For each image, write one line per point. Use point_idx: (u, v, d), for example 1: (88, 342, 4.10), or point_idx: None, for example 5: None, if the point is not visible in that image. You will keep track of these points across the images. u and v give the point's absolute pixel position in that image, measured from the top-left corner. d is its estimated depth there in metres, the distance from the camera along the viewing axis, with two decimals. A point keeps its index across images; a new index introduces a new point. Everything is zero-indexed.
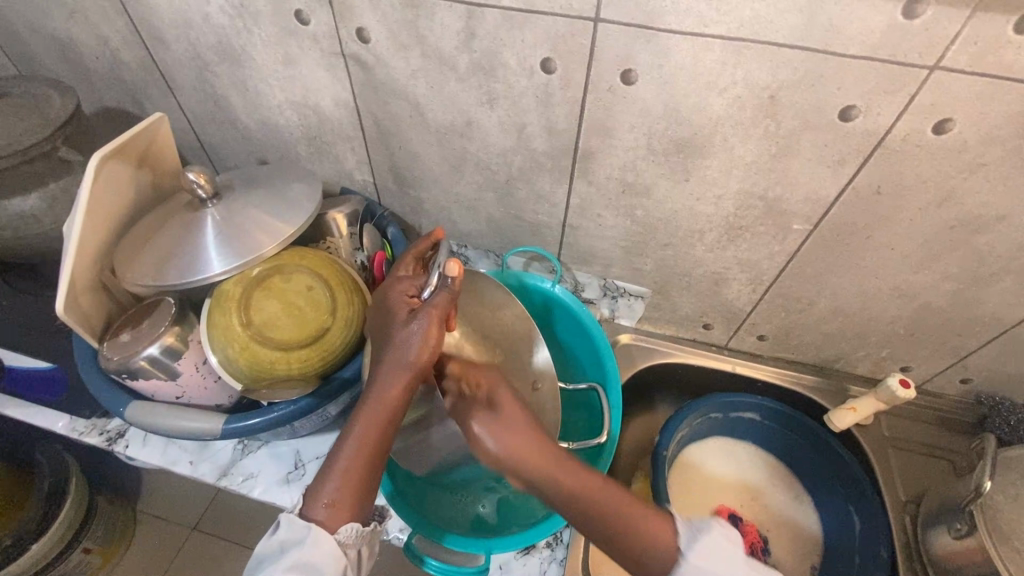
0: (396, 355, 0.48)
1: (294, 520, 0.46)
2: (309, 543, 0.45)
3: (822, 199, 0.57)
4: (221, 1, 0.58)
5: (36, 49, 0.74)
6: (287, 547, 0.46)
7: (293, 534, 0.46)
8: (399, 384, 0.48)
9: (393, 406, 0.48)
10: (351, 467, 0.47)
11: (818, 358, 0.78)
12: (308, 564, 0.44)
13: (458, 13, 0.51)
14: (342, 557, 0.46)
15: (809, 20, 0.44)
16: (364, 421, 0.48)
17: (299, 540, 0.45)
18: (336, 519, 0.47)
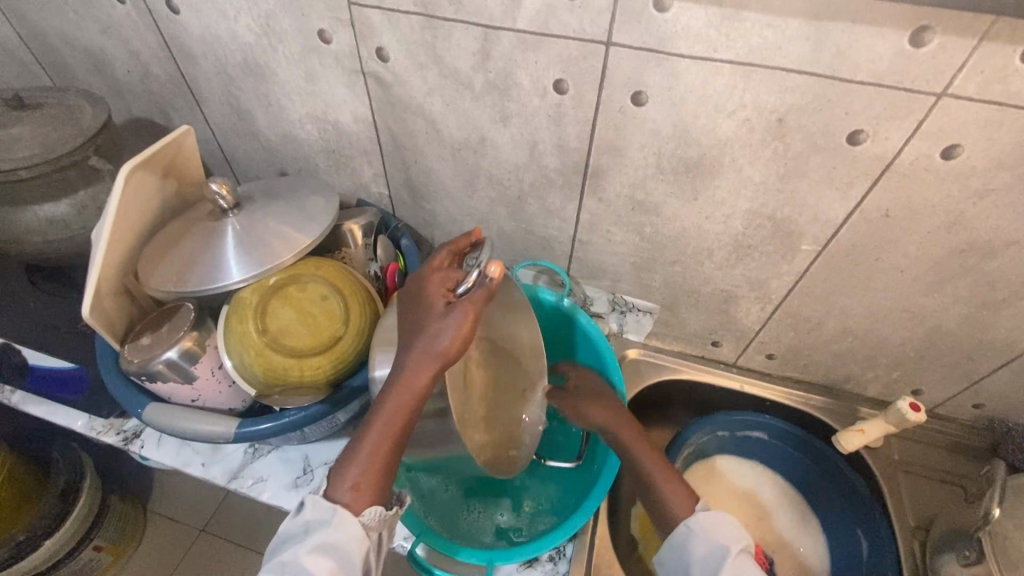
0: (422, 342, 0.49)
1: (319, 502, 0.49)
2: (335, 525, 0.47)
3: (831, 221, 0.57)
4: (248, 20, 0.61)
5: (71, 62, 0.77)
6: (311, 527, 0.48)
7: (318, 514, 0.48)
8: (425, 374, 0.49)
9: (418, 395, 0.49)
10: (376, 450, 0.49)
11: (828, 378, 0.78)
12: (333, 546, 0.47)
13: (474, 35, 0.53)
14: (364, 539, 0.48)
15: (815, 46, 0.45)
16: (389, 407, 0.49)
17: (323, 522, 0.48)
18: (362, 501, 0.49)
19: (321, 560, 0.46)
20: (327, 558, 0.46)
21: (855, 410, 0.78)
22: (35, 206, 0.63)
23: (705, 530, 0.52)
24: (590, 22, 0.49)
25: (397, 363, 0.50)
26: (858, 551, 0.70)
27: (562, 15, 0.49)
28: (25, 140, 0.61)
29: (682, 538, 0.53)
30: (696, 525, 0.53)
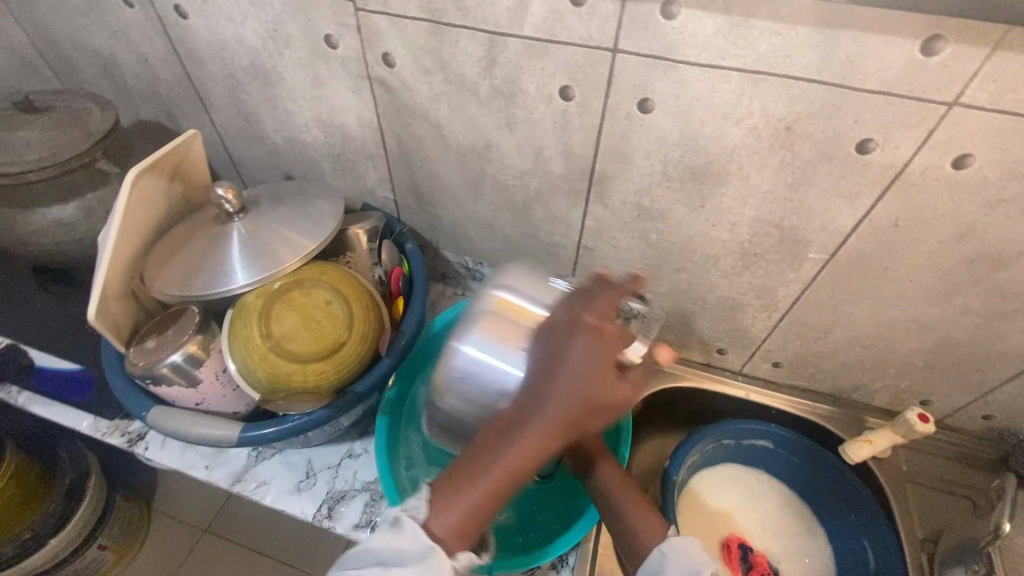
0: (580, 400, 0.44)
1: (419, 532, 0.43)
2: (431, 564, 0.42)
3: (838, 230, 0.57)
4: (255, 25, 0.61)
5: (80, 66, 0.78)
6: (403, 557, 0.43)
7: (413, 544, 0.43)
8: (564, 434, 0.45)
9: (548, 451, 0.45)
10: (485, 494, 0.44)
11: (835, 388, 0.77)
12: None
13: (480, 41, 0.53)
14: None
15: (824, 55, 0.44)
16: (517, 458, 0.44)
17: (418, 556, 0.42)
18: (457, 544, 0.44)
19: None
20: None
21: (861, 419, 0.77)
22: (42, 208, 0.63)
23: (676, 555, 0.50)
24: (596, 29, 0.49)
25: (541, 413, 0.44)
26: (864, 562, 0.70)
27: (569, 22, 0.49)
28: (34, 143, 0.61)
29: (656, 565, 0.51)
30: (670, 551, 0.51)
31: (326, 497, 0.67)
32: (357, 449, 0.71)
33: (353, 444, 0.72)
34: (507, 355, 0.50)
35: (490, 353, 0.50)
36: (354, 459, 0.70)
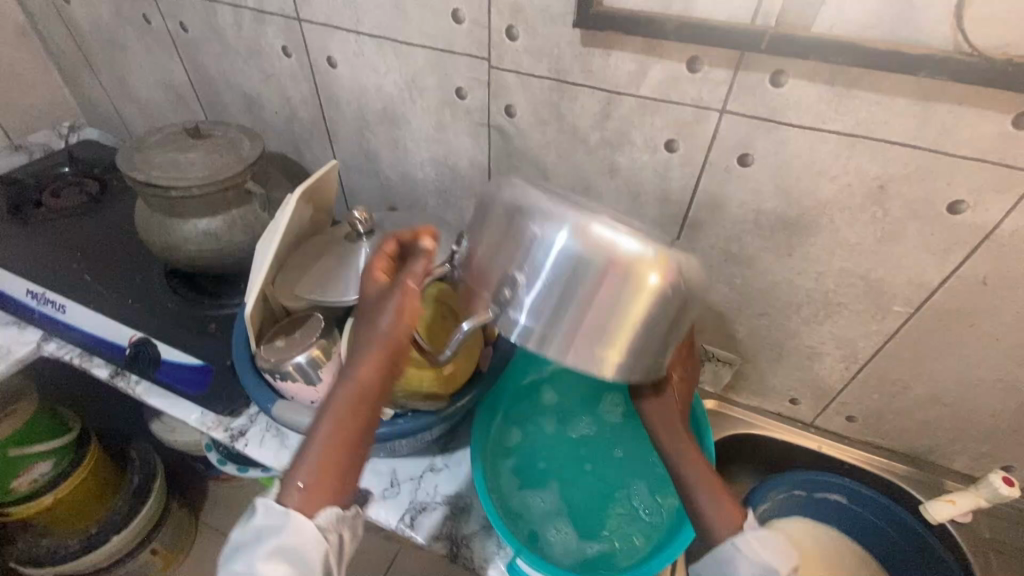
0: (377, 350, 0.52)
1: (271, 508, 0.50)
2: (287, 532, 0.48)
3: (925, 284, 0.60)
4: (396, 76, 0.71)
5: (228, 103, 0.90)
6: (263, 533, 0.49)
7: (270, 521, 0.49)
8: (366, 373, 0.52)
9: (350, 413, 0.51)
10: (331, 454, 0.51)
11: (911, 446, 0.77)
12: (286, 551, 0.48)
13: (599, 98, 0.60)
14: (321, 540, 0.49)
15: (921, 123, 0.50)
16: (337, 402, 0.52)
17: (275, 529, 0.48)
18: (313, 504, 0.50)
19: (276, 566, 0.47)
20: (281, 564, 0.47)
21: (940, 482, 0.77)
22: (195, 220, 0.73)
23: (753, 555, 0.50)
24: (707, 92, 0.55)
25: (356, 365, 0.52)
26: None
27: (683, 86, 0.56)
28: (199, 163, 0.71)
29: (729, 558, 0.52)
30: (746, 548, 0.51)
31: (409, 507, 0.70)
32: (437, 464, 0.74)
33: (434, 458, 0.75)
34: (560, 301, 0.45)
35: (576, 273, 0.44)
36: (435, 472, 0.74)
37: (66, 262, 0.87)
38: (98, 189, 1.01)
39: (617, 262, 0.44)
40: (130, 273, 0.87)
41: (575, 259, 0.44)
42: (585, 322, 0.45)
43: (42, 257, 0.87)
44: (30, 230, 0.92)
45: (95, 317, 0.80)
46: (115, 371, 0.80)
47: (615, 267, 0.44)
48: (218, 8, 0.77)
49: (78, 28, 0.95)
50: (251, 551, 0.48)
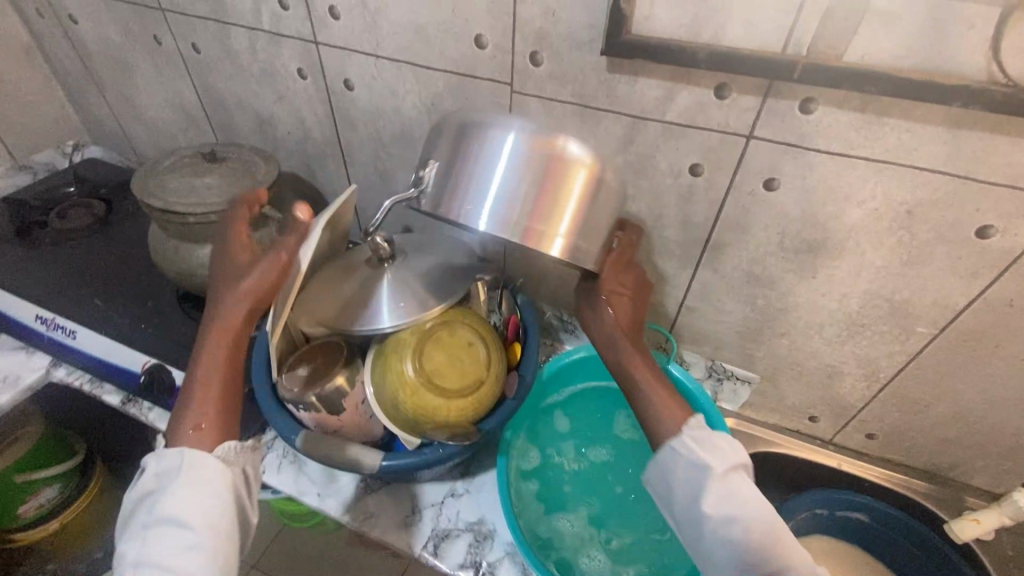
0: (241, 295, 0.56)
1: (167, 452, 0.50)
2: (185, 465, 0.49)
3: (950, 305, 0.60)
4: (414, 99, 0.70)
5: (239, 123, 0.89)
6: (163, 475, 0.49)
7: (168, 463, 0.49)
8: (230, 315, 0.56)
9: (218, 352, 0.55)
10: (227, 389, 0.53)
11: (931, 463, 0.77)
12: (186, 484, 0.48)
13: (622, 122, 0.60)
14: (224, 468, 0.50)
15: (952, 150, 0.50)
16: (206, 346, 0.55)
17: (176, 468, 0.49)
18: (211, 440, 0.51)
19: (177, 501, 0.47)
20: (181, 499, 0.47)
21: (960, 499, 0.77)
22: (212, 246, 0.72)
23: (689, 453, 0.51)
24: (735, 118, 0.55)
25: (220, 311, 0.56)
26: None
27: (710, 111, 0.56)
28: (215, 188, 0.70)
29: (668, 461, 0.52)
30: (682, 448, 0.51)
31: (432, 534, 0.70)
32: (459, 489, 0.74)
33: (455, 483, 0.75)
34: (513, 185, 0.48)
35: (529, 167, 0.48)
36: (458, 497, 0.73)
37: (75, 287, 0.85)
38: (104, 210, 0.99)
39: (558, 156, 0.48)
40: (140, 297, 0.85)
41: (524, 155, 0.48)
42: (534, 208, 0.48)
43: (49, 282, 0.86)
44: (36, 252, 0.90)
45: (102, 343, 0.78)
46: (126, 398, 0.78)
47: (555, 161, 0.48)
48: (231, 30, 0.76)
49: (84, 47, 0.94)
50: (154, 498, 0.48)
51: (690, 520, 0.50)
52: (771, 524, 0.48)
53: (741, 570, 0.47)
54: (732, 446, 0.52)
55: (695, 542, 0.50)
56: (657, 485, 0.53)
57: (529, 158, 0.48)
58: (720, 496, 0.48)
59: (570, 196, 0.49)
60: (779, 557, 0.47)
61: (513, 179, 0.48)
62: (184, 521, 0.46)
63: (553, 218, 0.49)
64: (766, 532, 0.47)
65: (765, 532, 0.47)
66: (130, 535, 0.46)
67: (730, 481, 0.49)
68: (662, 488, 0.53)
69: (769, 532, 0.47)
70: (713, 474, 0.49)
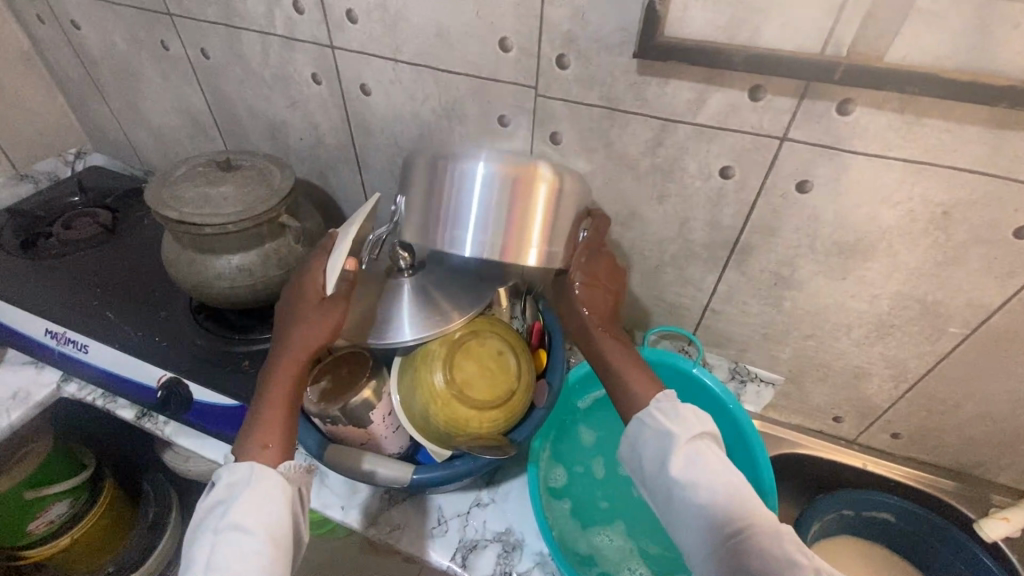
0: (311, 313, 0.56)
1: (235, 466, 0.50)
2: (255, 479, 0.49)
3: (984, 306, 0.59)
4: (434, 103, 0.69)
5: (249, 129, 0.87)
6: (231, 487, 0.49)
7: (236, 476, 0.49)
8: (303, 333, 0.56)
9: (291, 370, 0.55)
10: (281, 404, 0.54)
11: (957, 462, 0.77)
12: (257, 496, 0.48)
13: (651, 125, 0.59)
14: (288, 485, 0.50)
15: (992, 151, 0.49)
16: (279, 365, 0.55)
17: (245, 481, 0.49)
18: (275, 456, 0.51)
19: (249, 512, 0.47)
20: (252, 510, 0.47)
21: (986, 497, 0.77)
22: (228, 256, 0.70)
23: (655, 423, 0.54)
24: (768, 120, 0.54)
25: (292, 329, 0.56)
26: None
27: (743, 113, 0.55)
28: (232, 197, 0.68)
29: (636, 433, 0.55)
30: (649, 419, 0.55)
31: (459, 545, 0.68)
32: (485, 498, 0.73)
33: (480, 492, 0.73)
34: (483, 213, 0.52)
35: (498, 192, 0.51)
36: (485, 507, 0.72)
37: (85, 298, 0.84)
38: (110, 218, 0.97)
39: (523, 175, 0.51)
40: (152, 308, 0.84)
41: (492, 181, 0.51)
42: (510, 228, 0.52)
43: (59, 294, 0.84)
44: (43, 263, 0.88)
45: (117, 356, 0.76)
46: (140, 412, 0.78)
47: (520, 182, 0.51)
48: (243, 34, 0.74)
49: (87, 53, 0.92)
50: (222, 506, 0.48)
51: (660, 489, 0.53)
52: (736, 483, 0.49)
53: (706, 533, 0.48)
54: (699, 417, 0.54)
55: (665, 509, 0.52)
56: (631, 460, 0.56)
57: (495, 185, 0.51)
58: (684, 460, 0.51)
59: (541, 212, 0.52)
60: (747, 514, 0.48)
61: (484, 207, 0.52)
62: (255, 531, 0.46)
63: (527, 235, 0.52)
64: (731, 494, 0.49)
65: (730, 495, 0.48)
66: (199, 543, 0.46)
67: (694, 447, 0.52)
68: (635, 461, 0.56)
69: (735, 492, 0.49)
70: (676, 439, 0.52)
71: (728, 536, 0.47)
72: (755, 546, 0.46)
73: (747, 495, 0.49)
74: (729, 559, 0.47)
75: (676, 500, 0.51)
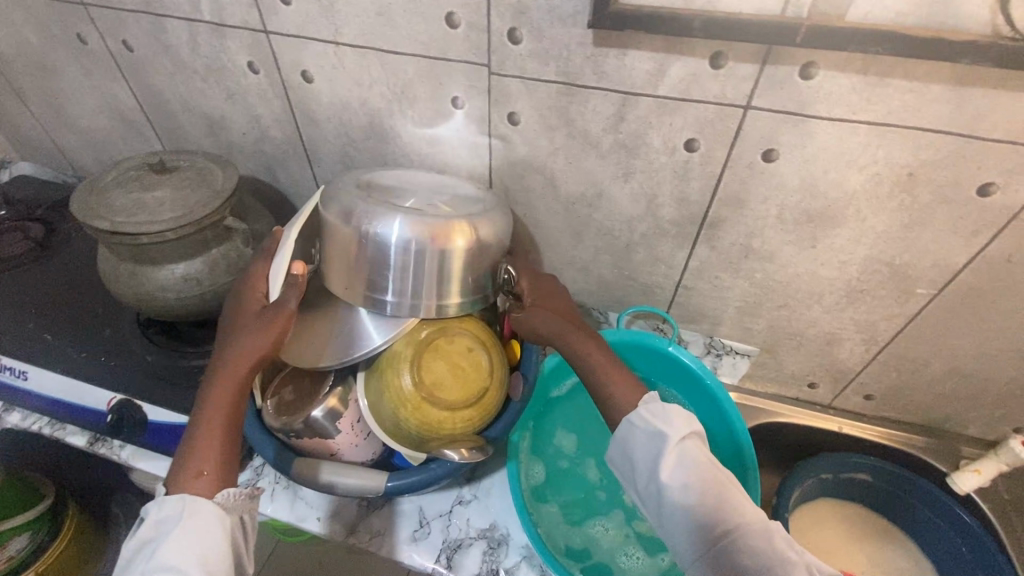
0: (252, 326, 0.54)
1: (165, 498, 0.46)
2: (186, 512, 0.45)
3: (950, 266, 0.60)
4: (382, 88, 0.65)
5: (187, 126, 0.81)
6: (162, 523, 0.45)
7: (167, 510, 0.46)
8: (240, 346, 0.52)
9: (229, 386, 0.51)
10: (218, 427, 0.50)
11: (927, 418, 0.79)
12: (189, 529, 0.44)
13: (612, 100, 0.57)
14: (224, 516, 0.47)
15: (955, 109, 0.48)
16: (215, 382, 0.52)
17: (177, 514, 0.45)
18: (209, 486, 0.48)
19: (181, 548, 0.43)
20: (184, 545, 0.43)
21: (957, 449, 0.79)
22: (172, 264, 0.65)
23: (645, 425, 0.51)
24: (731, 88, 0.52)
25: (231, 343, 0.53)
26: None
27: (704, 82, 0.53)
28: (168, 202, 0.63)
29: (625, 434, 0.52)
30: (639, 420, 0.52)
31: (443, 546, 0.66)
32: (467, 496, 0.71)
33: (461, 490, 0.72)
34: (401, 275, 0.56)
35: (415, 254, 0.55)
36: (467, 505, 0.70)
37: (20, 321, 0.77)
38: (43, 232, 0.90)
39: (437, 238, 0.54)
40: (96, 326, 0.78)
41: (406, 245, 0.54)
42: (429, 282, 0.56)
43: None
44: None
45: (59, 380, 0.71)
46: (93, 438, 0.71)
47: (434, 246, 0.55)
48: (166, 23, 0.68)
49: None
50: (153, 546, 0.44)
51: (648, 490, 0.50)
52: (726, 485, 0.47)
53: (693, 536, 0.46)
54: (689, 415, 0.52)
55: (652, 512, 0.50)
56: (618, 461, 0.53)
57: (411, 249, 0.54)
58: (675, 464, 0.48)
59: (456, 268, 0.56)
60: (734, 518, 0.46)
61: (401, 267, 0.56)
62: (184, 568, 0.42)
63: (445, 289, 0.57)
64: (722, 497, 0.47)
65: (720, 497, 0.47)
66: None
67: (685, 449, 0.49)
68: (620, 460, 0.53)
69: (725, 494, 0.47)
70: (668, 439, 0.49)
71: (714, 539, 0.46)
72: (744, 548, 0.44)
73: (737, 499, 0.47)
74: (715, 560, 0.45)
75: (664, 503, 0.48)
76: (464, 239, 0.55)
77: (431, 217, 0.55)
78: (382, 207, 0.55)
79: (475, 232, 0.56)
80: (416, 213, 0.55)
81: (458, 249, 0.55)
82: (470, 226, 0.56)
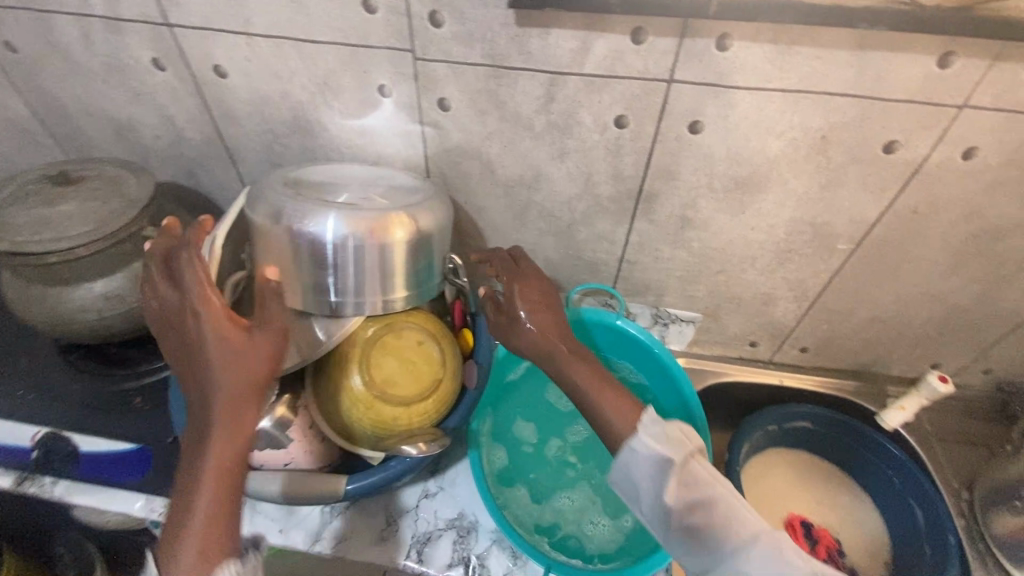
0: (233, 366, 0.45)
1: None
2: None
3: (865, 221, 0.64)
4: (304, 79, 0.62)
5: (91, 132, 0.75)
6: None
7: None
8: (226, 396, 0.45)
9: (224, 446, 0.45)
10: (220, 496, 0.45)
11: (856, 364, 0.85)
12: None
13: (540, 81, 0.57)
14: None
15: (858, 73, 0.51)
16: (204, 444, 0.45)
17: None
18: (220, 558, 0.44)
19: None
20: None
21: (883, 390, 0.86)
22: (88, 282, 0.60)
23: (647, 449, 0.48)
24: (653, 63, 0.53)
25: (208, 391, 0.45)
26: (913, 518, 0.77)
27: (627, 58, 0.54)
28: (75, 216, 0.58)
29: (626, 460, 0.49)
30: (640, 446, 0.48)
31: (413, 541, 0.66)
32: (433, 489, 0.71)
33: (426, 483, 0.71)
34: (341, 273, 0.54)
35: (354, 251, 0.53)
36: (434, 498, 0.70)
37: None
38: None
39: (375, 232, 0.53)
40: (10, 359, 0.72)
41: (344, 243, 0.53)
42: (372, 279, 0.55)
43: None
44: None
45: None
46: (20, 477, 0.64)
47: (372, 241, 0.53)
48: (53, 19, 0.62)
49: None
50: None
51: (654, 515, 0.48)
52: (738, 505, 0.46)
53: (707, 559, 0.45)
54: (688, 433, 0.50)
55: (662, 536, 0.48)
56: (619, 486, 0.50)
57: (348, 246, 0.53)
58: (681, 485, 0.47)
59: (398, 262, 0.55)
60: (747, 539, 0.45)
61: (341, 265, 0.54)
62: None
63: (390, 283, 0.56)
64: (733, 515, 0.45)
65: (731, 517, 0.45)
66: None
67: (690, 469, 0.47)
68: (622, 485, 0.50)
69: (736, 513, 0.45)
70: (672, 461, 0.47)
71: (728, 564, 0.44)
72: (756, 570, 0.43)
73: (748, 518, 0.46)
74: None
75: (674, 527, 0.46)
76: (403, 230, 0.54)
77: (366, 210, 0.53)
78: (312, 203, 0.53)
79: (414, 222, 0.55)
80: (349, 208, 0.53)
81: (398, 241, 0.54)
82: (409, 217, 0.55)
